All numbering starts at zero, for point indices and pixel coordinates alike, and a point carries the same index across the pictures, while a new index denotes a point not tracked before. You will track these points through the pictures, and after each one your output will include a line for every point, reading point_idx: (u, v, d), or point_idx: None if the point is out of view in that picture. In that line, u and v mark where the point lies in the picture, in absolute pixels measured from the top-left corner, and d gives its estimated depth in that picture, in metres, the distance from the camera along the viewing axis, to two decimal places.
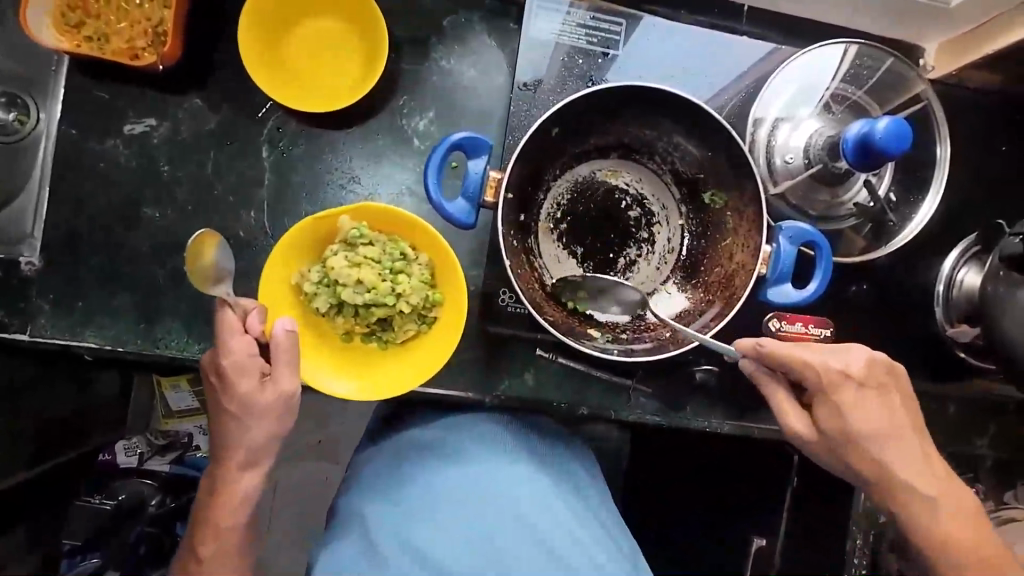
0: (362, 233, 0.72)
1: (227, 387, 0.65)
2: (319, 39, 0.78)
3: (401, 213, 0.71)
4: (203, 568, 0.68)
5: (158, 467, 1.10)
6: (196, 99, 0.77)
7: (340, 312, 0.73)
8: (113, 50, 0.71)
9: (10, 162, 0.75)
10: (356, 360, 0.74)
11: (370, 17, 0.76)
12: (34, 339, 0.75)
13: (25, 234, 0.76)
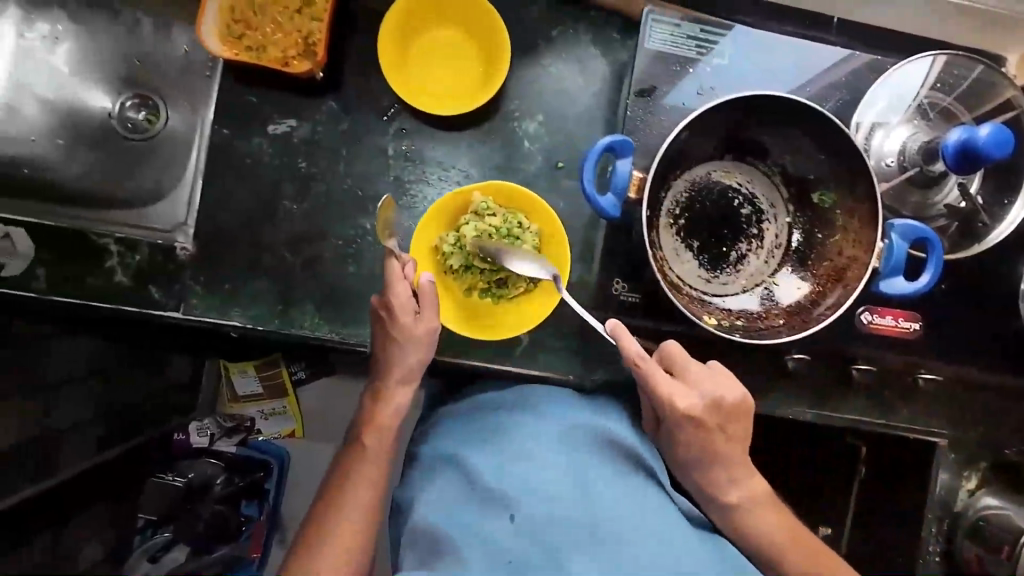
0: (489, 205, 0.82)
1: (392, 321, 0.76)
2: (443, 47, 0.86)
3: (519, 189, 0.81)
4: (352, 500, 0.77)
5: (226, 448, 1.20)
6: (331, 102, 0.85)
7: (468, 270, 0.82)
8: (269, 58, 0.79)
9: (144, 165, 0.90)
10: (476, 313, 0.83)
11: (491, 29, 0.84)
12: (187, 317, 0.83)
13: (179, 222, 0.84)
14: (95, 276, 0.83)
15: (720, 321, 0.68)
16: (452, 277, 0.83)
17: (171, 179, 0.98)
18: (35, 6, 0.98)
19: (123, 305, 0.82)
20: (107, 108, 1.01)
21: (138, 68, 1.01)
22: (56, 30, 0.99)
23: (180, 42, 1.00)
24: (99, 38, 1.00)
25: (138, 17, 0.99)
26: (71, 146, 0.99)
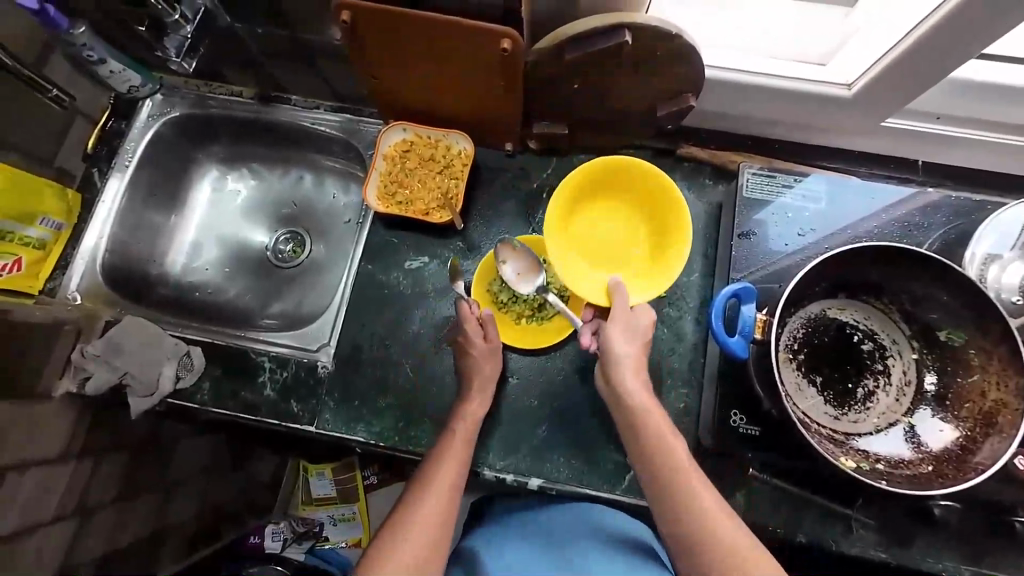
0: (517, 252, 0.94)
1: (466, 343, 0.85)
2: (599, 242, 0.90)
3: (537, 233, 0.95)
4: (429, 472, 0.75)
5: (295, 555, 1.33)
6: (458, 241, 0.99)
7: (515, 300, 0.95)
8: (414, 210, 0.96)
9: (292, 280, 1.17)
10: (533, 334, 0.93)
11: (655, 195, 0.87)
12: (320, 431, 0.91)
13: (323, 342, 0.96)
14: (247, 390, 0.94)
15: (859, 463, 0.66)
16: (503, 310, 0.95)
17: (311, 305, 1.12)
18: (228, 163, 1.20)
19: (266, 418, 0.92)
20: (264, 242, 1.20)
21: (296, 212, 1.21)
22: (240, 181, 1.21)
23: (333, 191, 1.18)
24: (271, 187, 1.21)
25: (305, 173, 1.19)
26: (233, 273, 1.16)
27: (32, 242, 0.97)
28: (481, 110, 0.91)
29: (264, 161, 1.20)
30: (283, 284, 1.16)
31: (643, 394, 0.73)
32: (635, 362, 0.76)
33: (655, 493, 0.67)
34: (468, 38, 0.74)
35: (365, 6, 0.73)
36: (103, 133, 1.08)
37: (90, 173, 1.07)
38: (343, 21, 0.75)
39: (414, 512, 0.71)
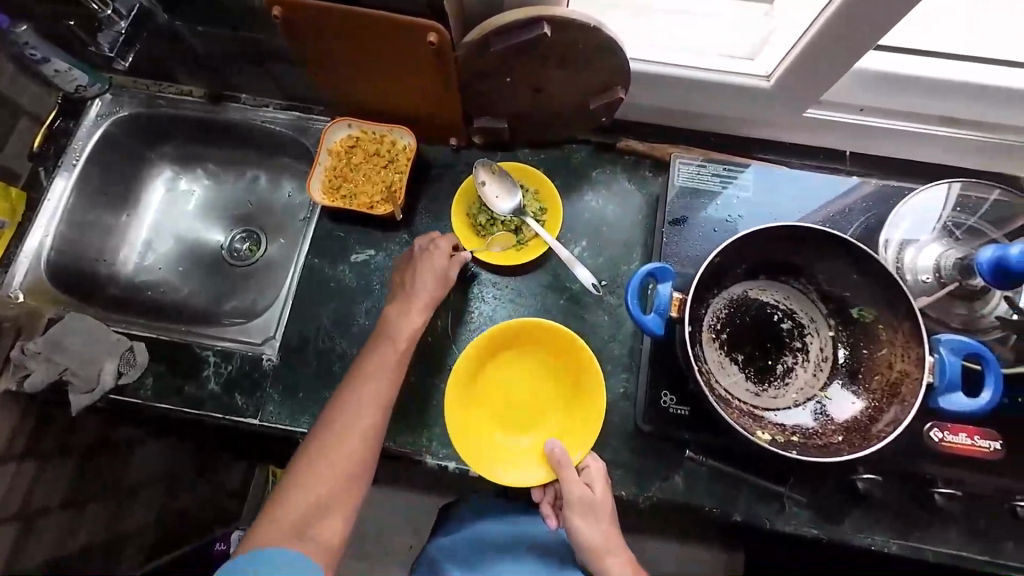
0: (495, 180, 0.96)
1: (427, 259, 0.88)
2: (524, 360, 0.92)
3: (516, 162, 0.97)
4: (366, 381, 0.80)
5: None
6: (404, 234, 1.00)
7: (494, 224, 0.97)
8: (358, 203, 0.97)
9: (247, 278, 1.17)
10: (511, 257, 0.96)
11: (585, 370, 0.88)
12: (264, 423, 0.91)
13: (269, 336, 0.97)
14: (192, 385, 0.94)
15: (774, 435, 0.68)
16: (483, 233, 0.97)
17: (263, 304, 1.12)
18: (181, 163, 1.21)
19: (210, 412, 0.92)
20: (220, 240, 1.21)
21: (252, 211, 1.21)
22: (195, 181, 1.21)
23: (287, 190, 1.19)
24: (226, 187, 1.22)
25: (259, 172, 1.20)
26: (187, 271, 1.16)
27: None
28: (422, 105, 0.94)
29: (217, 160, 1.21)
30: (237, 283, 1.17)
31: (605, 533, 0.79)
32: (602, 546, 0.78)
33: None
34: (397, 32, 0.76)
35: (295, 2, 0.75)
36: (50, 132, 1.08)
37: (37, 173, 1.06)
38: (276, 17, 0.77)
39: (356, 408, 0.78)
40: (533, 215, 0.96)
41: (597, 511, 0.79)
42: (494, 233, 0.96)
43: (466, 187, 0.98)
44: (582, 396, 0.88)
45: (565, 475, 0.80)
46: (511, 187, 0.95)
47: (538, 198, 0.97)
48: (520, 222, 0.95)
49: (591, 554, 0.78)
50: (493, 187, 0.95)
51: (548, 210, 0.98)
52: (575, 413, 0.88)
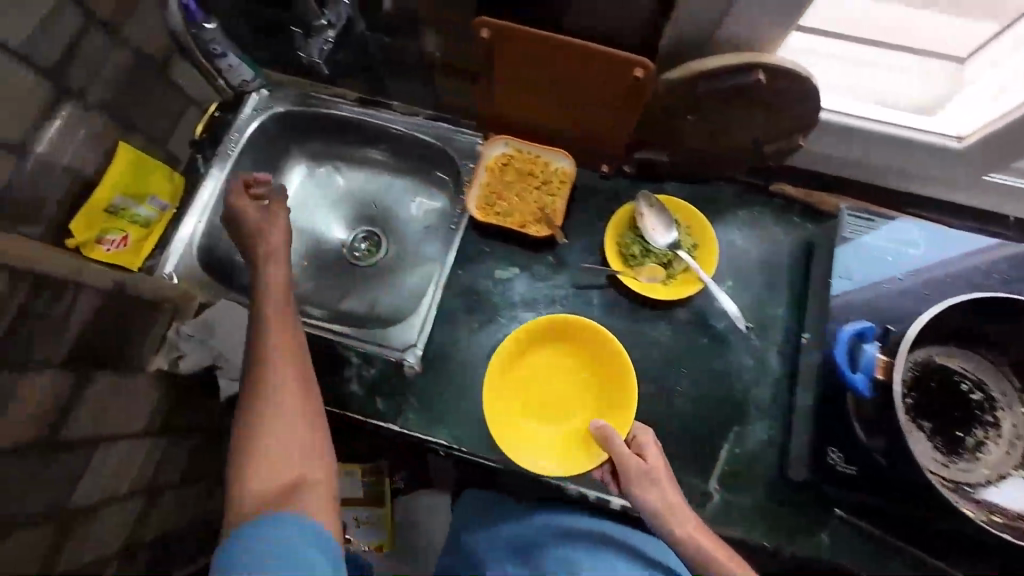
0: (653, 213, 0.96)
1: (265, 218, 0.88)
2: (546, 368, 0.96)
3: (675, 197, 0.96)
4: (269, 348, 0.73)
5: None
6: (548, 255, 1.01)
7: (646, 256, 0.96)
8: (511, 222, 0.99)
9: (368, 280, 1.19)
10: (660, 290, 0.96)
11: (615, 364, 0.93)
12: (403, 430, 0.92)
13: (409, 344, 0.97)
14: (334, 384, 0.95)
15: (978, 514, 0.66)
16: (632, 263, 0.97)
17: (387, 308, 1.14)
18: (315, 160, 1.23)
19: (351, 413, 0.93)
20: (342, 239, 1.23)
21: (374, 213, 1.23)
22: (325, 178, 1.24)
23: (413, 198, 1.22)
24: (353, 188, 1.24)
25: (388, 178, 1.22)
26: (311, 267, 1.19)
27: (138, 220, 0.99)
28: (589, 131, 0.94)
29: (352, 161, 1.23)
30: (358, 284, 1.18)
31: (677, 502, 0.78)
32: (664, 507, 0.78)
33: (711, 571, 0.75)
34: (602, 64, 0.76)
35: (507, 28, 0.76)
36: (209, 123, 1.12)
37: (195, 161, 1.10)
38: (483, 39, 0.78)
39: (268, 373, 0.71)
40: (687, 248, 0.95)
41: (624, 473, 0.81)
42: (645, 264, 0.96)
43: (618, 216, 0.98)
44: (601, 386, 0.93)
45: (616, 442, 0.82)
46: (669, 222, 0.95)
47: (692, 234, 0.96)
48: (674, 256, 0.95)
49: (659, 517, 0.78)
50: (652, 220, 0.95)
51: (699, 247, 0.97)
52: (599, 403, 0.92)
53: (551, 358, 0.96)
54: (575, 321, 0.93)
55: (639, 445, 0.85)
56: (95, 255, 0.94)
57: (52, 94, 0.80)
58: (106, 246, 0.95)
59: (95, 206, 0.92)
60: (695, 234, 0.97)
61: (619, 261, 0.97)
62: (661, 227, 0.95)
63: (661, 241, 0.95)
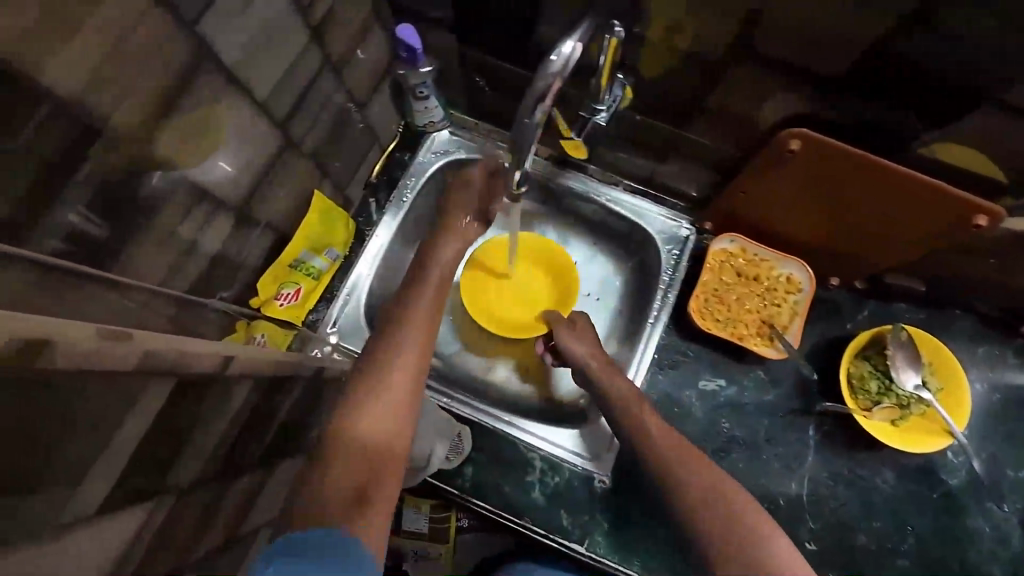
0: (900, 348, 0.85)
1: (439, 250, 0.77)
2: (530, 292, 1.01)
3: (925, 334, 0.86)
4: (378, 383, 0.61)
5: None
6: (760, 371, 0.91)
7: (883, 394, 0.85)
8: (730, 331, 0.88)
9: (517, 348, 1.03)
10: (896, 435, 0.84)
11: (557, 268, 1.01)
12: (592, 555, 0.83)
13: (599, 452, 0.88)
14: (515, 488, 0.86)
15: None
16: (866, 399, 0.85)
17: (544, 389, 1.00)
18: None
19: (534, 525, 0.84)
20: None
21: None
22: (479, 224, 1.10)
23: (573, 257, 1.07)
24: None
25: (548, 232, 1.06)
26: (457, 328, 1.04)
27: (313, 272, 0.88)
28: (846, 246, 0.84)
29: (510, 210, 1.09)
30: (505, 351, 1.02)
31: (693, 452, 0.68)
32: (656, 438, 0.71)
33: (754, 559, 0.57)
34: (933, 194, 0.67)
35: (829, 143, 0.66)
36: (386, 163, 1.01)
37: (368, 204, 1.00)
38: (790, 150, 0.69)
39: (362, 406, 0.59)
40: (933, 393, 0.84)
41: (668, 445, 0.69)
42: (884, 403, 0.84)
43: (855, 343, 0.87)
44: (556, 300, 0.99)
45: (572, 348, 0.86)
46: (918, 362, 0.84)
47: (938, 379, 0.85)
48: (919, 400, 0.83)
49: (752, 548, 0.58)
50: (900, 357, 0.84)
51: (945, 394, 0.85)
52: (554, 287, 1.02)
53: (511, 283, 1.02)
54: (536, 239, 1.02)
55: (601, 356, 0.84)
56: (271, 311, 0.83)
57: (275, 148, 0.71)
58: (281, 300, 0.84)
59: (281, 259, 0.83)
60: (941, 378, 0.85)
61: (851, 393, 0.85)
62: (908, 367, 0.84)
63: (908, 382, 0.84)
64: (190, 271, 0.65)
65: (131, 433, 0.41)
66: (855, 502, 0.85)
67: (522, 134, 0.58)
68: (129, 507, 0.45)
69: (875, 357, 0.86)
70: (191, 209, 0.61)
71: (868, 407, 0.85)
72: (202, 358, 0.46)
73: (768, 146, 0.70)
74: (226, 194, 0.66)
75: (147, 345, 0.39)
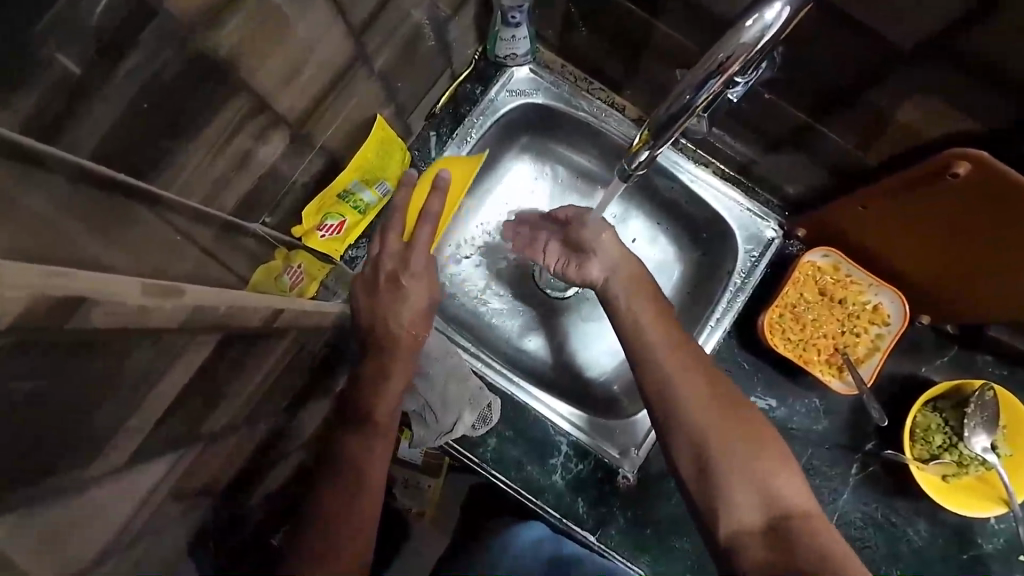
0: (980, 407, 0.78)
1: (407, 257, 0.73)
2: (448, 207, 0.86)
3: (1013, 399, 0.78)
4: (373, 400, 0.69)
5: None
6: (816, 398, 0.84)
7: (945, 450, 0.79)
8: (796, 353, 0.81)
9: (557, 319, 0.97)
10: (950, 494, 0.78)
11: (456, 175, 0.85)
12: (602, 546, 0.81)
13: (628, 449, 0.84)
14: (536, 468, 0.83)
15: None
16: (923, 450, 0.80)
17: (576, 367, 0.95)
18: (538, 160, 1.00)
19: (549, 506, 0.82)
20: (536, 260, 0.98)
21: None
22: (539, 179, 1.00)
23: (633, 235, 0.96)
24: (559, 199, 1.00)
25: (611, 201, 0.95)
26: (498, 288, 0.98)
27: (361, 206, 0.79)
28: (961, 295, 0.74)
29: (576, 169, 1.00)
30: (543, 322, 0.97)
31: (704, 383, 0.67)
32: (677, 373, 0.68)
33: (777, 506, 0.60)
34: None
35: (1006, 173, 0.56)
36: (455, 94, 0.90)
37: (427, 137, 0.89)
38: (954, 173, 0.59)
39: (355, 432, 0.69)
40: (1000, 458, 0.78)
41: (677, 355, 0.69)
42: (943, 459, 0.79)
43: (931, 391, 0.79)
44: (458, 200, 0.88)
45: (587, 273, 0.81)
46: (991, 426, 0.78)
47: (1007, 447, 0.79)
48: (982, 462, 0.77)
49: (771, 497, 0.60)
50: (978, 416, 0.78)
51: (1007, 465, 0.79)
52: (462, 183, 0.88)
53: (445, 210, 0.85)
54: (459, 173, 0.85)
55: (623, 285, 0.77)
56: (312, 242, 0.75)
57: (345, 61, 0.62)
58: (323, 232, 0.76)
59: (330, 187, 0.74)
60: (1011, 448, 0.79)
61: (911, 442, 0.79)
62: (981, 428, 0.78)
63: (976, 443, 0.78)
64: (238, 190, 0.57)
65: (169, 383, 0.37)
66: (882, 548, 0.81)
67: (666, 110, 0.54)
68: (157, 454, 0.41)
69: (947, 409, 0.80)
70: (248, 121, 0.53)
71: (925, 459, 0.79)
72: (247, 317, 0.41)
73: (924, 164, 0.61)
74: (286, 110, 0.57)
75: (190, 308, 0.33)
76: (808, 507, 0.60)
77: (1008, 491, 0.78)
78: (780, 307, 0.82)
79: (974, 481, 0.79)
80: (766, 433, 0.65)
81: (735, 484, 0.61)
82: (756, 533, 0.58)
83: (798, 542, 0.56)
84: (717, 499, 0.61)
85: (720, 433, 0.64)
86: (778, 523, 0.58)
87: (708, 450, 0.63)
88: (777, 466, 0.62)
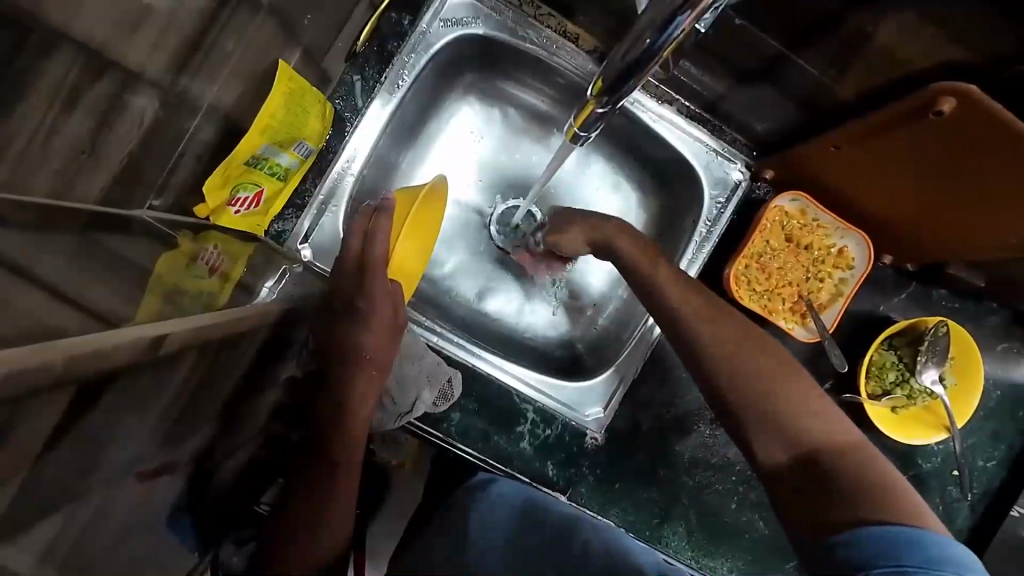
0: (931, 342, 0.80)
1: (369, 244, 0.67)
2: (415, 242, 0.73)
3: (964, 333, 0.80)
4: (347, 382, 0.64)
5: None
6: (778, 344, 0.83)
7: (897, 385, 0.81)
8: (763, 304, 0.79)
9: (518, 274, 0.92)
10: (901, 425, 0.81)
11: (422, 211, 0.71)
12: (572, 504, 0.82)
13: (596, 411, 0.83)
14: (503, 437, 0.81)
15: None
16: (877, 386, 0.82)
17: (540, 326, 0.91)
18: (484, 103, 0.88)
19: (519, 473, 0.81)
20: (489, 212, 0.90)
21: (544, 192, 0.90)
22: (488, 126, 0.89)
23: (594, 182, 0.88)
24: (515, 145, 0.90)
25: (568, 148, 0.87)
26: (452, 243, 0.89)
27: (279, 172, 0.68)
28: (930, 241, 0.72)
29: (528, 111, 0.89)
30: (505, 280, 0.91)
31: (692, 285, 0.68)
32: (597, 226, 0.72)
33: (813, 445, 0.56)
34: None
35: (992, 110, 0.52)
36: (378, 27, 0.75)
37: (350, 83, 0.75)
38: (938, 110, 0.55)
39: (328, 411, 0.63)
40: (945, 388, 0.81)
41: (677, 283, 0.67)
42: (895, 393, 0.81)
43: (887, 330, 0.81)
44: (424, 231, 0.74)
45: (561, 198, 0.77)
46: (942, 360, 0.80)
47: (953, 377, 0.82)
48: (930, 394, 0.81)
49: (814, 443, 0.57)
50: (931, 351, 0.80)
51: (953, 395, 0.82)
52: (430, 218, 0.74)
53: (410, 245, 0.72)
54: (420, 202, 0.70)
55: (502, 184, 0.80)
56: (225, 220, 0.62)
57: None
58: (236, 207, 0.64)
59: (236, 151, 0.60)
60: (958, 378, 0.82)
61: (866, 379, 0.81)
62: (933, 363, 0.80)
63: (926, 377, 0.80)
64: (102, 169, 0.46)
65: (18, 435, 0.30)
66: None
67: (620, 60, 0.47)
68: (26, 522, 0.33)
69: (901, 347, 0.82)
70: (87, 79, 0.42)
71: (877, 394, 0.82)
72: (99, 359, 0.35)
73: (911, 98, 0.56)
74: (138, 59, 0.45)
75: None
76: (847, 437, 0.57)
77: (951, 419, 0.82)
78: (747, 258, 0.78)
79: (920, 413, 0.83)
80: (819, 401, 0.59)
81: (765, 429, 0.58)
82: (787, 469, 0.56)
83: (849, 486, 0.53)
84: (754, 442, 0.59)
85: (750, 379, 0.60)
86: (811, 453, 0.56)
87: (749, 392, 0.60)
88: (805, 392, 0.60)
